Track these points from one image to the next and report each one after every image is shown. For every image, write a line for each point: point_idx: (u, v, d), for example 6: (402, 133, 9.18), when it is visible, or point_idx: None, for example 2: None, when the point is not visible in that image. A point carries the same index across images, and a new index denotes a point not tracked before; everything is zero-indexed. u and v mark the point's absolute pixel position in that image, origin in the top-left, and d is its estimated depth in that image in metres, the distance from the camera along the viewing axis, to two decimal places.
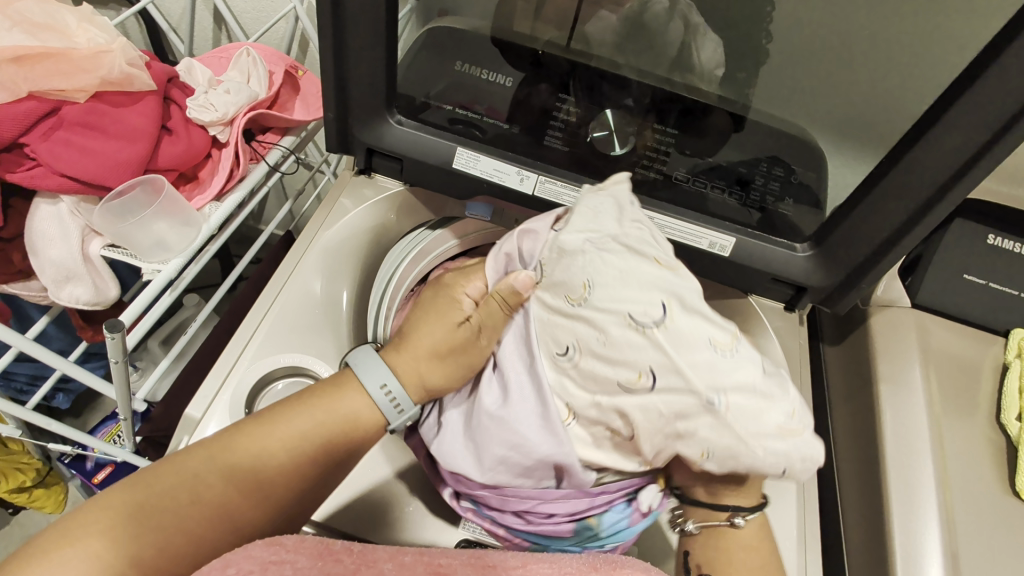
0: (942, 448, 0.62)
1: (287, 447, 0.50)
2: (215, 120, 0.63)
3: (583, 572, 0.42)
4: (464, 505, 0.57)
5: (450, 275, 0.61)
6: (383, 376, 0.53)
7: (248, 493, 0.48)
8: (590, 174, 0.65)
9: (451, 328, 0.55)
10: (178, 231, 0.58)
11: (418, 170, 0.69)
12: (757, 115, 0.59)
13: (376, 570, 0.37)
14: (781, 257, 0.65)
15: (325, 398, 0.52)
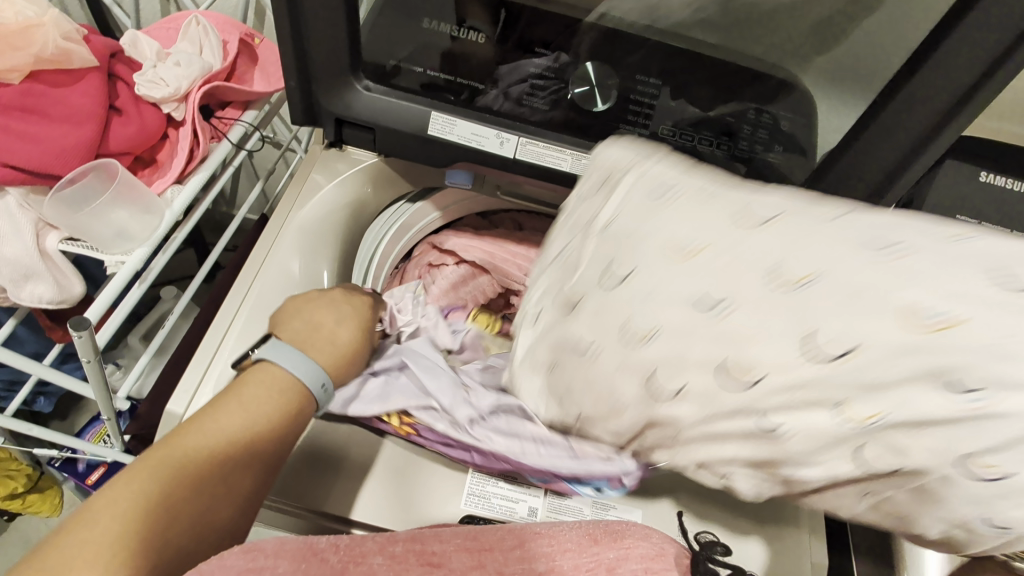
0: None
1: (239, 443, 0.46)
2: (168, 96, 0.58)
3: (583, 545, 0.41)
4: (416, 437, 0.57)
5: (341, 288, 0.62)
6: (320, 376, 0.52)
7: (220, 494, 0.44)
8: (573, 132, 0.63)
9: (356, 339, 0.58)
10: (139, 218, 0.55)
11: (390, 139, 0.65)
12: (750, 61, 0.56)
13: (366, 567, 0.35)
14: None
15: (255, 389, 0.49)
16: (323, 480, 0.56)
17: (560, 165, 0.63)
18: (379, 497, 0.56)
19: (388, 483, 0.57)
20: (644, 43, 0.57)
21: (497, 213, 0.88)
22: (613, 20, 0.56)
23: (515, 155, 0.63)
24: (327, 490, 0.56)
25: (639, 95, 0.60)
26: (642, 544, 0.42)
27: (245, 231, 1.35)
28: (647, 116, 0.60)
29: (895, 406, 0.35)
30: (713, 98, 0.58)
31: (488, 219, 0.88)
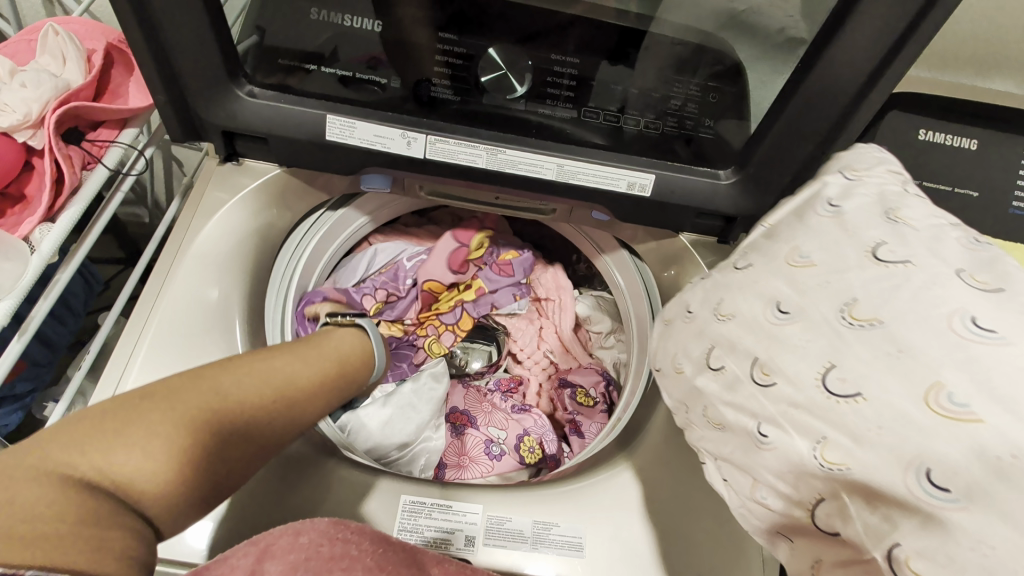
0: None
1: (317, 376, 0.53)
2: (19, 123, 0.51)
3: None
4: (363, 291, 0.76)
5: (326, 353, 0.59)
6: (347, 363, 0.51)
7: (214, 444, 0.42)
8: (487, 125, 0.57)
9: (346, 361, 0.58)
10: (2, 265, 0.49)
11: (288, 148, 0.58)
12: (687, 33, 0.53)
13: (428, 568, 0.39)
14: (705, 189, 0.59)
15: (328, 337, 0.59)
16: (297, 492, 0.53)
17: (475, 162, 0.58)
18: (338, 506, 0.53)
19: (352, 491, 0.54)
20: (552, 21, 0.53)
21: (434, 210, 0.85)
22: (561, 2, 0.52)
23: (426, 155, 0.58)
24: (284, 516, 0.51)
25: (553, 76, 0.55)
26: None
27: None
28: (564, 100, 0.56)
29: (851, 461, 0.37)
30: (630, 75, 0.55)
31: (424, 217, 0.86)
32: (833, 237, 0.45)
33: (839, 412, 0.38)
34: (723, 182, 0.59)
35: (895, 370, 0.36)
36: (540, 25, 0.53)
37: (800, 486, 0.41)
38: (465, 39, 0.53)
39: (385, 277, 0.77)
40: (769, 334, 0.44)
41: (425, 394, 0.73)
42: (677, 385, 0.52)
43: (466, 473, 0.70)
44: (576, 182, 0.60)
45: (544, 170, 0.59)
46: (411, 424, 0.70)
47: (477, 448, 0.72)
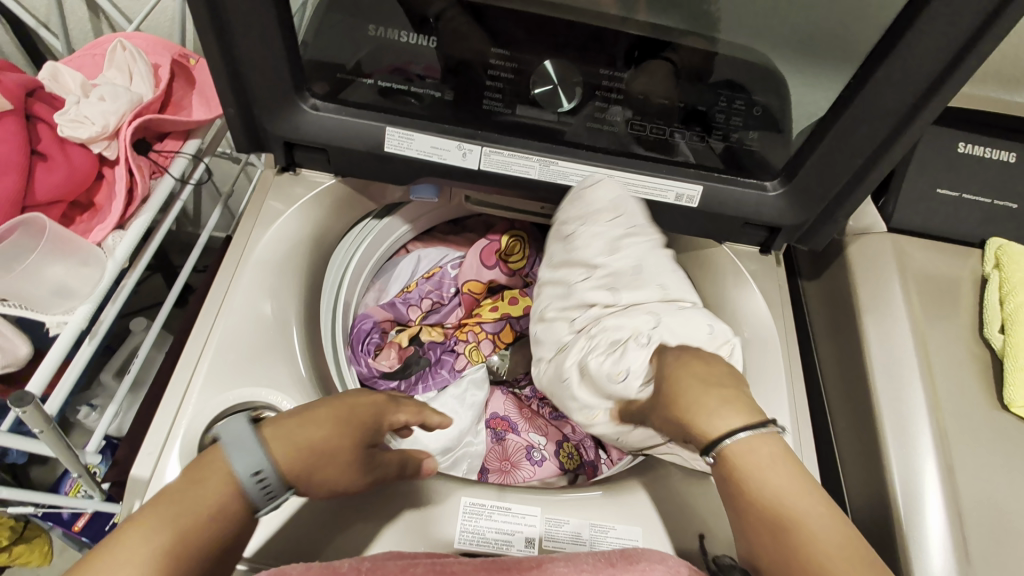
0: (924, 358, 0.61)
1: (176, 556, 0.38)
2: (96, 135, 0.53)
3: (599, 568, 0.44)
4: (405, 302, 0.78)
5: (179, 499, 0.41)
6: (258, 461, 0.43)
7: None
8: (539, 137, 0.59)
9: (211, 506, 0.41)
10: (80, 272, 0.51)
11: (345, 158, 0.60)
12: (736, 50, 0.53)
13: None
14: (751, 200, 0.61)
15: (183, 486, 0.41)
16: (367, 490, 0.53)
17: (528, 172, 0.60)
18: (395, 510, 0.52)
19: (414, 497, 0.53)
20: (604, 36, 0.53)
21: (470, 218, 0.86)
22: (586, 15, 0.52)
23: (479, 166, 0.60)
24: (352, 519, 0.51)
25: (604, 90, 0.56)
26: (658, 567, 0.44)
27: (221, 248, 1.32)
28: (613, 113, 0.57)
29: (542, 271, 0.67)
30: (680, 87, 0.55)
31: (459, 224, 0.86)
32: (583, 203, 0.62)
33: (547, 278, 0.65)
34: (769, 194, 0.61)
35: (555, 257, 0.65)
36: (591, 40, 0.53)
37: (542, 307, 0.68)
38: (517, 54, 0.54)
39: (429, 286, 0.79)
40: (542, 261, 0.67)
41: (464, 401, 0.75)
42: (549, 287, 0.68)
43: (508, 478, 0.71)
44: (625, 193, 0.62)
45: (594, 182, 0.61)
46: (454, 428, 0.72)
47: (518, 453, 0.73)
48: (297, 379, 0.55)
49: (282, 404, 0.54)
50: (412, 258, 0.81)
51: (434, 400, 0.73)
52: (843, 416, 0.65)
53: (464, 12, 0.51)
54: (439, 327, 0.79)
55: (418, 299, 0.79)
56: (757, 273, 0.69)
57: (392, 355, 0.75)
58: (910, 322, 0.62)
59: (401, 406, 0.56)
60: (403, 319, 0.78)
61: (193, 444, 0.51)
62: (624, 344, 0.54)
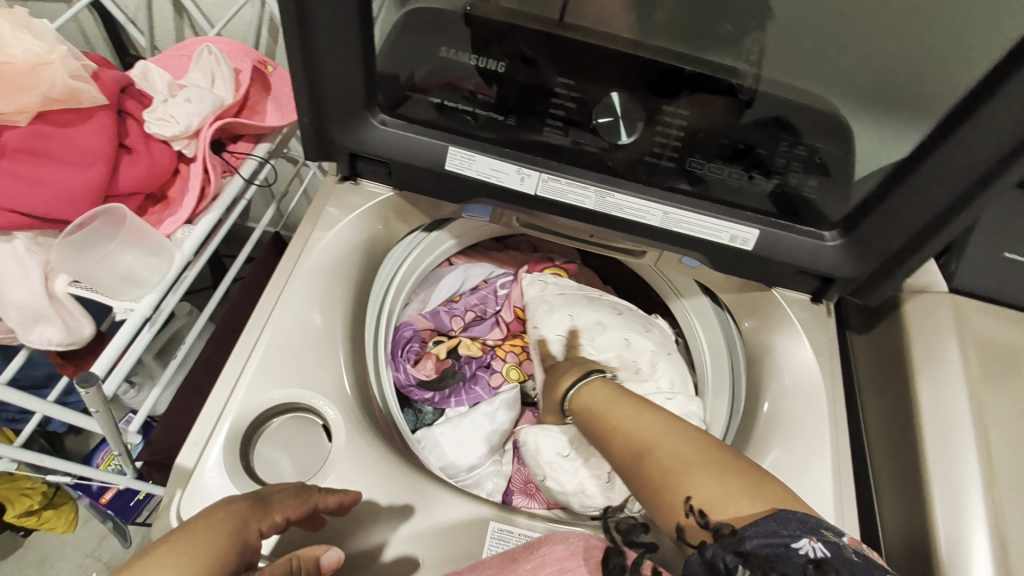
0: (982, 428, 0.57)
1: None
2: (179, 134, 0.56)
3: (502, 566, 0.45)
4: (449, 313, 0.79)
5: None
6: None
7: None
8: (597, 167, 0.60)
9: None
10: (150, 262, 0.53)
11: (407, 174, 0.62)
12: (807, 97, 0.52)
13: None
14: (808, 248, 0.60)
15: None
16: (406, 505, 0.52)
17: (583, 202, 0.61)
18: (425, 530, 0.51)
19: (446, 517, 0.52)
20: (670, 72, 0.52)
21: (512, 237, 0.86)
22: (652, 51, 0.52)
23: (536, 192, 0.61)
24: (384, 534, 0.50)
25: (666, 128, 0.55)
26: (558, 548, 0.45)
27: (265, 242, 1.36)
28: (672, 151, 0.57)
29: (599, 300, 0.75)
30: (744, 130, 0.54)
31: (502, 242, 0.87)
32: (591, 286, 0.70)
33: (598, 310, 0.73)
34: (826, 243, 0.60)
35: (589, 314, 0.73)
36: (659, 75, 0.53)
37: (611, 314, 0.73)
38: (585, 85, 0.54)
39: (474, 299, 0.80)
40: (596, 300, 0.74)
41: (493, 421, 0.72)
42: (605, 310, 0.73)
43: (533, 502, 0.70)
44: (679, 230, 0.61)
45: (649, 217, 0.60)
46: (481, 446, 0.71)
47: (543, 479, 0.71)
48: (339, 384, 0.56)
49: (324, 408, 0.54)
50: (460, 272, 0.82)
51: (464, 416, 0.72)
52: (887, 478, 0.63)
53: (535, 42, 0.52)
54: (479, 342, 0.79)
55: (461, 310, 0.80)
56: (806, 321, 0.67)
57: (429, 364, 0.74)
58: (968, 389, 0.60)
59: (273, 507, 0.43)
60: (444, 329, 0.79)
61: (237, 437, 0.51)
62: (560, 460, 0.63)
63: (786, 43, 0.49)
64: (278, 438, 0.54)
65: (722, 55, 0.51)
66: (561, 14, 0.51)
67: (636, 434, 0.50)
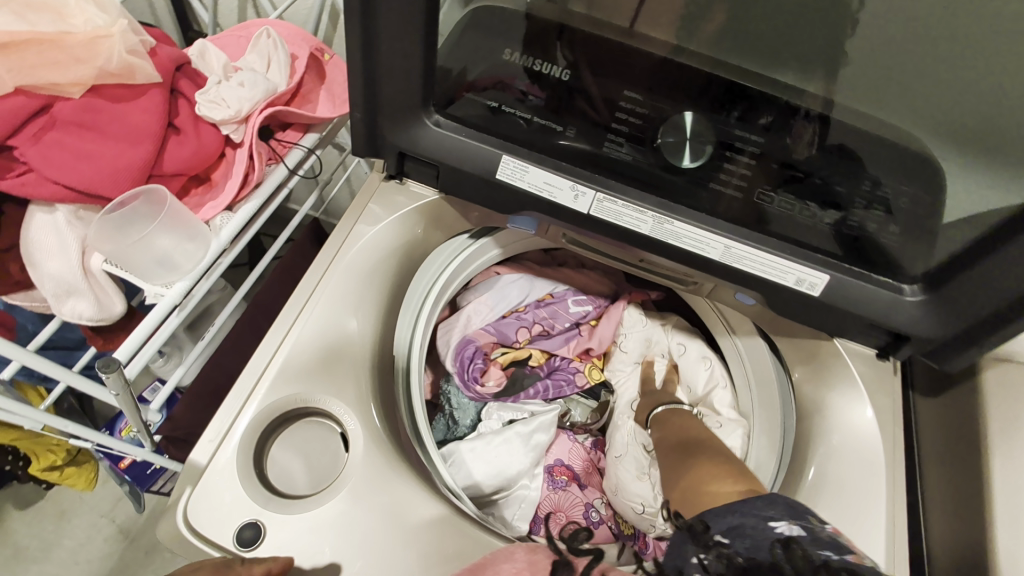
0: None
1: None
2: (228, 118, 0.55)
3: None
4: (516, 323, 0.77)
5: None
6: None
7: None
8: (657, 190, 0.55)
9: None
10: (186, 247, 0.51)
11: (455, 178, 0.59)
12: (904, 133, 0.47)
13: None
14: (882, 301, 0.54)
15: None
16: (416, 531, 0.48)
17: (638, 227, 0.57)
18: (435, 563, 0.47)
19: (461, 553, 0.48)
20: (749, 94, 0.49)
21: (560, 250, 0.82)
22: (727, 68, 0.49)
23: (589, 210, 0.57)
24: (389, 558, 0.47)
25: (734, 153, 0.52)
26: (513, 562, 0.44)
27: (304, 226, 1.36)
28: (739, 179, 0.53)
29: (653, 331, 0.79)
30: (819, 161, 0.50)
31: (550, 255, 0.82)
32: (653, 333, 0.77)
33: (657, 343, 0.78)
34: (904, 298, 0.54)
35: (646, 351, 0.78)
36: (733, 96, 0.49)
37: (660, 346, 0.78)
38: (653, 100, 0.51)
39: (544, 312, 0.77)
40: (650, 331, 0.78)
41: (525, 443, 0.70)
42: (658, 340, 0.78)
43: (559, 533, 0.67)
44: (740, 266, 0.56)
45: (709, 249, 0.56)
46: (510, 469, 0.68)
47: (571, 509, 0.69)
48: (362, 392, 0.54)
49: (343, 417, 0.52)
50: (520, 286, 0.78)
51: (498, 433, 0.69)
52: (944, 564, 0.56)
53: (603, 49, 0.49)
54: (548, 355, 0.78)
55: (527, 320, 0.77)
56: (868, 379, 0.61)
57: (497, 375, 0.76)
58: None
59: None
60: (508, 341, 0.77)
61: (254, 437, 0.49)
62: (638, 447, 0.71)
63: (884, 73, 0.44)
64: (294, 444, 0.51)
65: (802, 80, 0.48)
66: (632, 22, 0.48)
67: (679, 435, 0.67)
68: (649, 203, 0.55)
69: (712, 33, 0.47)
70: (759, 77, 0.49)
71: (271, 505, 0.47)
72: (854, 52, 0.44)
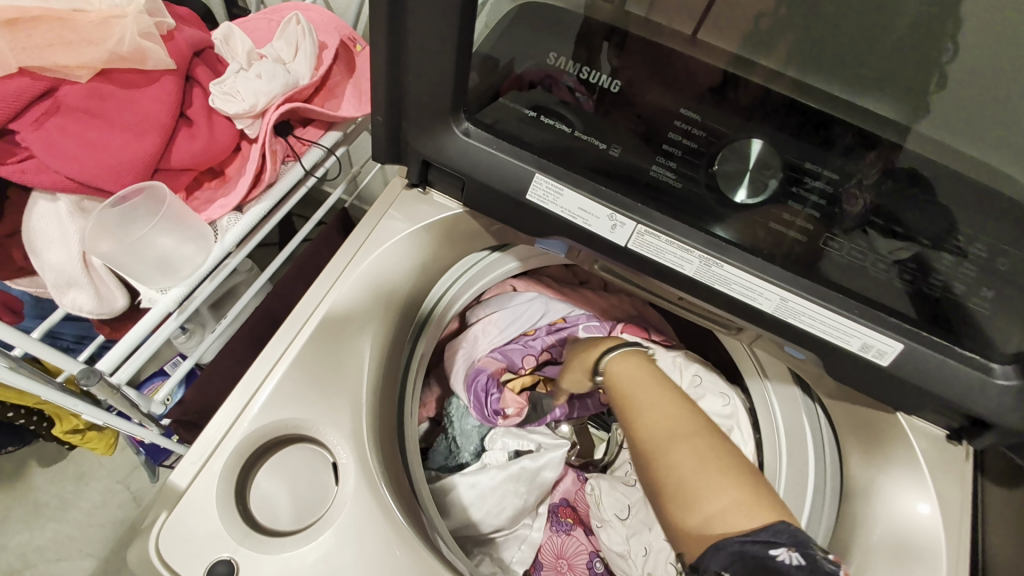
0: None
1: None
2: (244, 113, 0.51)
3: None
4: (520, 346, 0.73)
5: None
6: None
7: None
8: (707, 228, 0.48)
9: None
10: (186, 249, 0.48)
11: (481, 193, 0.54)
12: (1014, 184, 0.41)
13: None
14: (963, 381, 0.46)
15: None
16: None
17: (682, 266, 0.50)
18: None
19: None
20: (830, 121, 0.42)
21: (583, 268, 0.76)
22: (805, 90, 0.42)
23: (627, 243, 0.51)
24: None
25: (802, 189, 0.44)
26: None
27: (338, 210, 1.33)
28: (805, 221, 0.45)
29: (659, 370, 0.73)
30: (906, 208, 0.43)
31: (571, 271, 0.77)
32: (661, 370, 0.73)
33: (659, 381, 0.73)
34: (992, 380, 0.45)
35: None
36: (804, 121, 0.43)
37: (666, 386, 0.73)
38: (712, 119, 0.44)
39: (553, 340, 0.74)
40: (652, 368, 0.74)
41: (529, 482, 0.65)
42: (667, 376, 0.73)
43: None
44: (796, 322, 0.49)
45: (762, 300, 0.49)
46: (510, 509, 0.64)
47: (575, 556, 0.67)
48: (358, 421, 0.50)
49: (335, 447, 0.49)
50: (537, 303, 0.73)
51: (501, 469, 0.64)
52: None
53: (659, 60, 0.44)
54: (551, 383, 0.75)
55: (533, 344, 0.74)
56: (933, 461, 0.53)
57: (514, 401, 0.70)
58: None
59: None
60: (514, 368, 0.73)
61: (237, 466, 0.46)
62: (613, 521, 0.66)
63: (999, 108, 0.38)
64: (281, 471, 0.48)
65: (891, 110, 0.41)
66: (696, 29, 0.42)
67: (664, 425, 0.55)
68: (697, 243, 0.48)
69: (788, 42, 0.41)
70: (837, 101, 0.42)
71: (248, 542, 0.44)
72: (960, 78, 0.38)
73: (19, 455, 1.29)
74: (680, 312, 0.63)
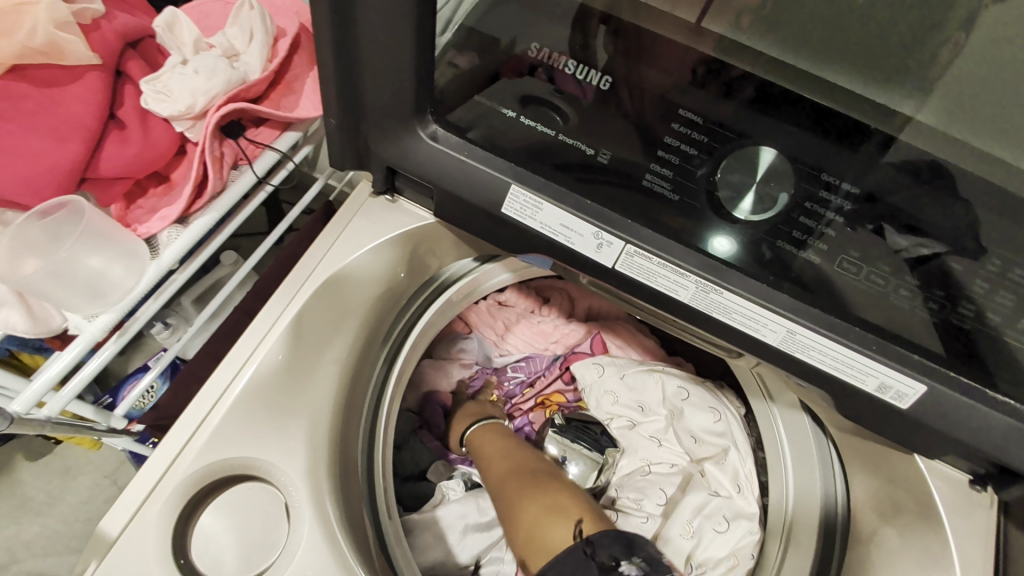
0: None
1: None
2: (180, 115, 0.49)
3: None
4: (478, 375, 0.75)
5: None
6: None
7: None
8: (705, 247, 0.42)
9: None
10: (114, 269, 0.47)
11: (452, 204, 0.48)
12: None
13: None
14: (994, 429, 0.41)
15: None
16: None
17: (676, 292, 0.44)
18: None
19: None
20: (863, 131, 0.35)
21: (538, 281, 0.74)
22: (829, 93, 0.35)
23: (615, 264, 0.45)
24: None
25: (816, 204, 0.37)
26: None
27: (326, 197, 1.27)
28: (817, 243, 0.39)
29: (634, 386, 0.70)
30: (942, 232, 0.36)
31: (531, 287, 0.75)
32: (634, 386, 0.70)
33: (636, 395, 0.69)
34: None
35: (625, 409, 0.69)
36: (830, 126, 0.35)
37: (643, 401, 0.69)
38: (717, 120, 0.37)
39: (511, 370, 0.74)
40: (626, 383, 0.70)
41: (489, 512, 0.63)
42: (645, 391, 0.69)
43: None
44: (804, 358, 0.44)
45: (766, 332, 0.43)
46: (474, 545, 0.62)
47: None
48: (313, 459, 0.46)
49: (286, 488, 0.45)
50: (493, 335, 0.74)
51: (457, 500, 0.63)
52: None
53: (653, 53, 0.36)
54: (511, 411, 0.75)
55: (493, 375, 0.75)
56: (952, 507, 0.48)
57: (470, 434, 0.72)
58: None
59: None
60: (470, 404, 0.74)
61: (175, 510, 0.43)
62: None
63: None
64: (227, 512, 0.44)
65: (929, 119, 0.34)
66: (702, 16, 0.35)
67: (506, 470, 0.62)
68: (695, 268, 0.42)
69: (798, 33, 0.34)
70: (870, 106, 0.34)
71: None
72: (1009, 85, 0.31)
73: (6, 449, 1.28)
74: (674, 330, 0.57)
